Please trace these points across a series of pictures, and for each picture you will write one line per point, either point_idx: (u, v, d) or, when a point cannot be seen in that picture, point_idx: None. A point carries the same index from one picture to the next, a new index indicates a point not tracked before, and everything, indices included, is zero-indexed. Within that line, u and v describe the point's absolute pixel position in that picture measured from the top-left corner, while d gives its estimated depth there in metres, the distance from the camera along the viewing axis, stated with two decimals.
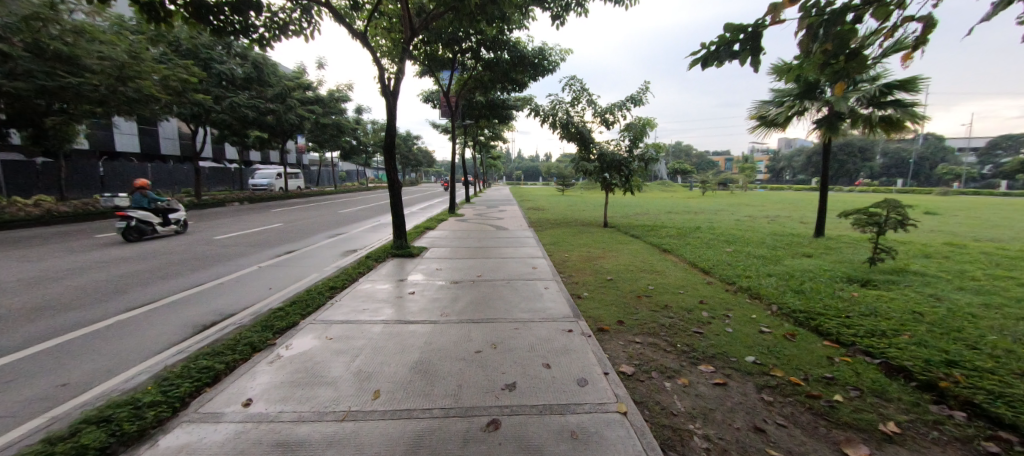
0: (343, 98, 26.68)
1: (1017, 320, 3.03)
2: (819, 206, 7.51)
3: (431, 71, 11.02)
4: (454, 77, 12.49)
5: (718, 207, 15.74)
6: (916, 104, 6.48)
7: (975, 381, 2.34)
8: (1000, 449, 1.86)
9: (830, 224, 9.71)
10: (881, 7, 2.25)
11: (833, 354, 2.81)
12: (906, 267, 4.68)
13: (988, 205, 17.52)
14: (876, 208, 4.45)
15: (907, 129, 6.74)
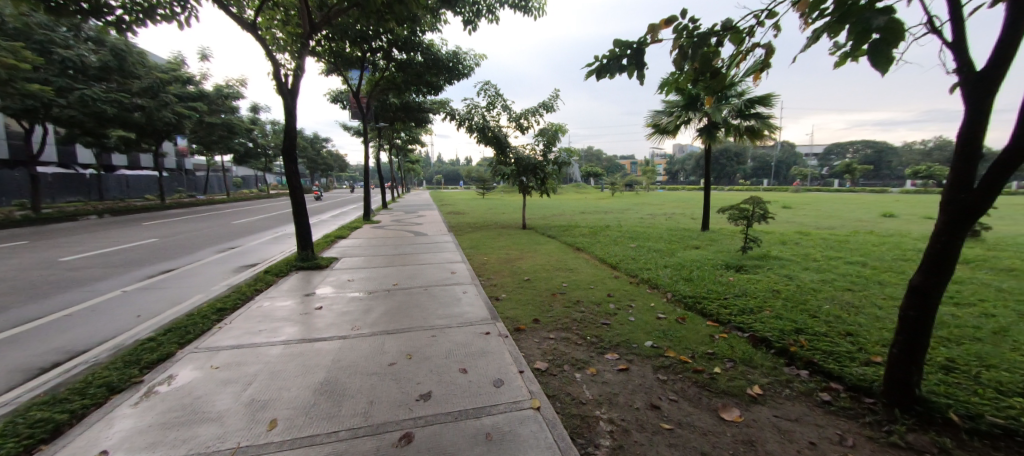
0: (235, 95, 23.95)
1: (842, 292, 3.77)
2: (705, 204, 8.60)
3: (338, 70, 10.38)
4: (365, 77, 11.98)
5: (624, 207, 17.22)
6: (771, 117, 7.72)
7: (813, 342, 2.88)
8: (831, 398, 2.37)
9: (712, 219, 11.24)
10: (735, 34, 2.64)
11: (714, 332, 3.21)
12: (766, 253, 5.60)
13: (819, 199, 21.74)
14: (743, 204, 5.22)
15: (767, 137, 7.98)
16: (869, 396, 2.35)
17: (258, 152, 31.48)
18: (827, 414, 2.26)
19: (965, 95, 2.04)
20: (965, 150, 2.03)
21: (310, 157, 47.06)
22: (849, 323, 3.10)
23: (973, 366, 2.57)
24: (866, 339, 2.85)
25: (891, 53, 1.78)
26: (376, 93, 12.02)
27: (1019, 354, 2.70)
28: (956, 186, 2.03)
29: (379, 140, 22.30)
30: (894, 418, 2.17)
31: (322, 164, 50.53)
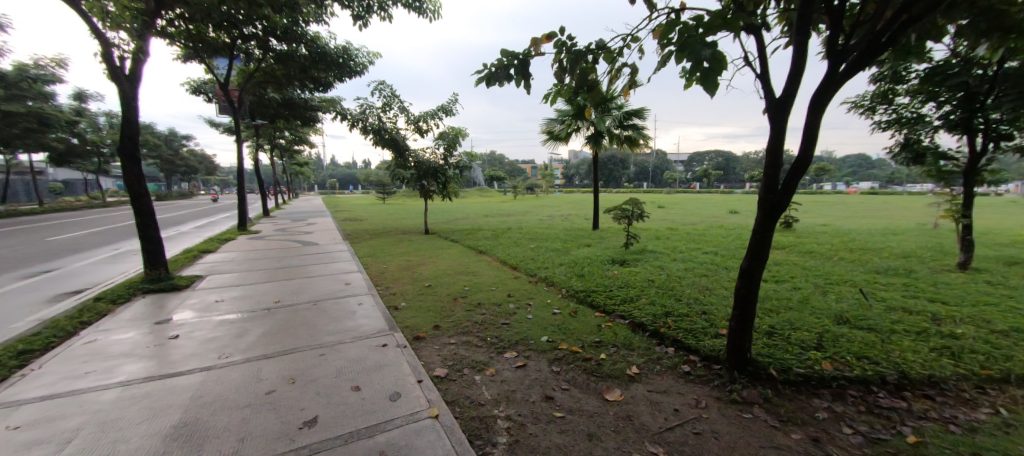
0: (46, 77, 18.90)
1: (698, 277, 4.48)
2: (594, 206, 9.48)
3: (200, 56, 8.97)
4: (236, 68, 10.72)
5: (525, 209, 18.07)
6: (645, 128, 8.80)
7: (677, 322, 3.35)
8: (689, 369, 2.79)
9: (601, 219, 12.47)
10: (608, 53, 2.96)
11: (600, 321, 3.53)
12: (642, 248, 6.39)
13: (680, 199, 25.75)
14: (624, 205, 5.87)
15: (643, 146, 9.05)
16: (718, 363, 2.83)
17: (86, 150, 25.30)
18: (688, 382, 2.67)
19: (770, 114, 2.60)
20: (771, 157, 2.59)
21: (166, 157, 39.53)
22: (703, 303, 3.69)
23: (784, 329, 3.27)
24: (714, 315, 3.43)
25: (715, 79, 2.33)
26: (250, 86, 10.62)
27: (812, 316, 3.54)
28: (767, 185, 2.57)
29: (259, 140, 19.76)
30: (734, 378, 2.65)
31: (184, 165, 42.82)
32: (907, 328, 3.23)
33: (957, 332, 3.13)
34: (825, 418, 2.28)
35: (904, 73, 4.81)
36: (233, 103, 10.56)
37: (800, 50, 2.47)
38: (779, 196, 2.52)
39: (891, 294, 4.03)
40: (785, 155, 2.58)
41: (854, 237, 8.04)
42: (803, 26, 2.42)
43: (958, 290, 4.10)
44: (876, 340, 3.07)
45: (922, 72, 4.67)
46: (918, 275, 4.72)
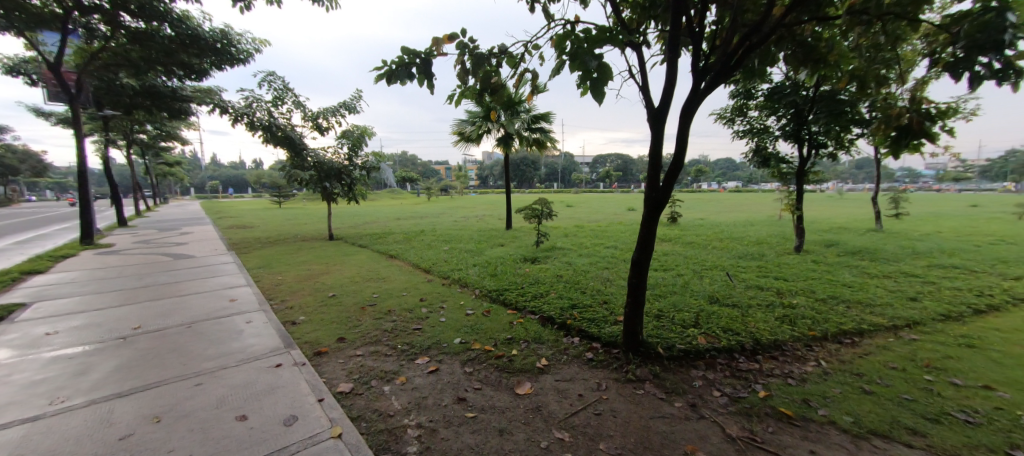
0: None
1: (599, 270, 4.91)
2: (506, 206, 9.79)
3: (14, 27, 7.21)
4: (74, 47, 8.82)
5: (440, 211, 17.86)
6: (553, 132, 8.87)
7: (582, 313, 3.60)
8: (592, 355, 3.01)
9: (514, 219, 12.92)
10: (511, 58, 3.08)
11: (512, 319, 3.63)
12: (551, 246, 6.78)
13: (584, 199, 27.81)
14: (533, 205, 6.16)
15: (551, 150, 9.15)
16: (616, 347, 3.11)
17: None
18: (591, 368, 2.88)
19: (650, 122, 2.93)
20: (653, 160, 2.90)
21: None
22: (604, 293, 4.03)
23: (670, 311, 3.73)
24: (614, 304, 3.76)
25: (602, 88, 2.55)
26: (94, 70, 8.84)
27: (692, 298, 4.08)
28: (651, 184, 2.86)
29: (111, 133, 16.36)
30: (630, 359, 2.93)
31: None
32: (759, 302, 3.92)
33: (793, 302, 3.89)
34: (701, 386, 2.65)
35: (753, 91, 5.88)
36: (68, 88, 8.61)
37: (672, 65, 2.82)
38: (661, 194, 2.84)
39: (748, 274, 4.86)
40: (663, 158, 2.92)
41: (722, 228, 9.54)
42: (673, 44, 2.77)
43: (793, 268, 5.11)
44: (738, 314, 3.65)
45: (765, 91, 5.76)
46: (767, 258, 5.76)
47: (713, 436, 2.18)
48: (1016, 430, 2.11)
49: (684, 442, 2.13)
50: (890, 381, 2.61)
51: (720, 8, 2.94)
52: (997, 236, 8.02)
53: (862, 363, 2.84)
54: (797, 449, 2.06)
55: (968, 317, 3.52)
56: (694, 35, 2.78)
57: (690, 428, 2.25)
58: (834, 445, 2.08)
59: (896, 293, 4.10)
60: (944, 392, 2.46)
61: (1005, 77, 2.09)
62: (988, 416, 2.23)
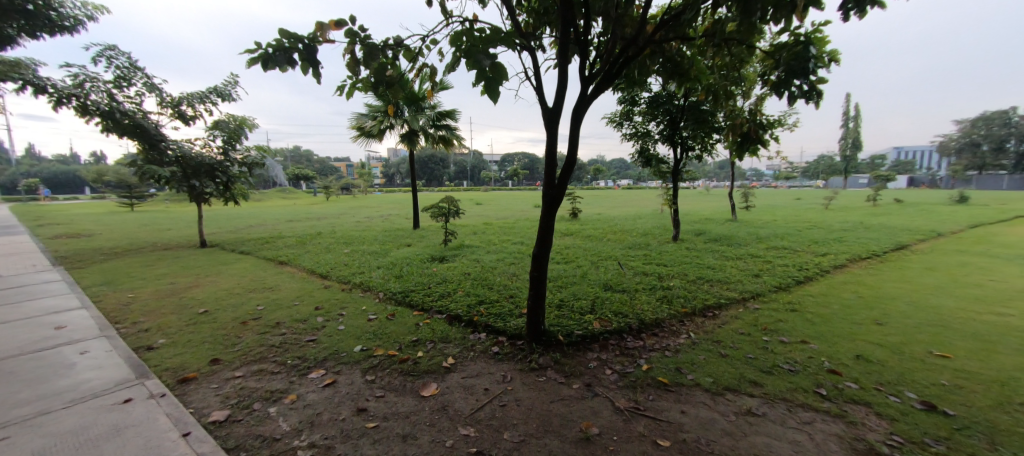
0: None
1: (504, 265, 5.10)
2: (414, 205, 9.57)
3: None
4: None
5: (342, 211, 16.62)
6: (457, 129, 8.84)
7: (488, 309, 3.68)
8: (498, 349, 3.10)
9: (423, 217, 12.66)
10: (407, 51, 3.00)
11: (418, 320, 3.57)
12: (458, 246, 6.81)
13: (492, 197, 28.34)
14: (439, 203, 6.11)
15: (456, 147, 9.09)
16: (520, 338, 3.24)
17: None
18: (497, 361, 2.96)
19: (545, 122, 3.08)
20: (549, 159, 3.07)
21: None
22: (510, 288, 4.19)
23: (569, 300, 4.02)
24: (519, 297, 3.93)
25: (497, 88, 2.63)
26: None
27: (589, 286, 4.45)
28: (548, 182, 3.02)
29: None
30: (533, 349, 3.08)
31: None
32: (643, 285, 4.45)
33: (669, 284, 4.50)
34: (595, 366, 2.90)
35: (637, 98, 6.59)
36: None
37: (562, 70, 3.01)
38: (557, 192, 3.02)
39: (635, 262, 5.48)
40: (558, 157, 3.11)
41: (617, 222, 10.56)
42: (564, 51, 2.95)
43: (670, 255, 5.90)
44: (627, 297, 4.08)
45: (646, 98, 6.51)
46: (651, 247, 6.55)
47: (604, 410, 2.41)
48: (819, 371, 2.74)
49: (581, 420, 2.31)
50: (739, 343, 3.17)
51: (603, 21, 3.21)
52: (810, 222, 10.31)
53: (720, 331, 3.39)
54: (671, 411, 2.39)
55: (790, 286, 4.46)
56: (581, 44, 2.99)
57: (586, 406, 2.45)
58: (698, 403, 2.46)
59: (744, 270, 5.02)
60: (775, 348, 3.08)
61: (809, 96, 2.90)
62: (802, 363, 2.84)
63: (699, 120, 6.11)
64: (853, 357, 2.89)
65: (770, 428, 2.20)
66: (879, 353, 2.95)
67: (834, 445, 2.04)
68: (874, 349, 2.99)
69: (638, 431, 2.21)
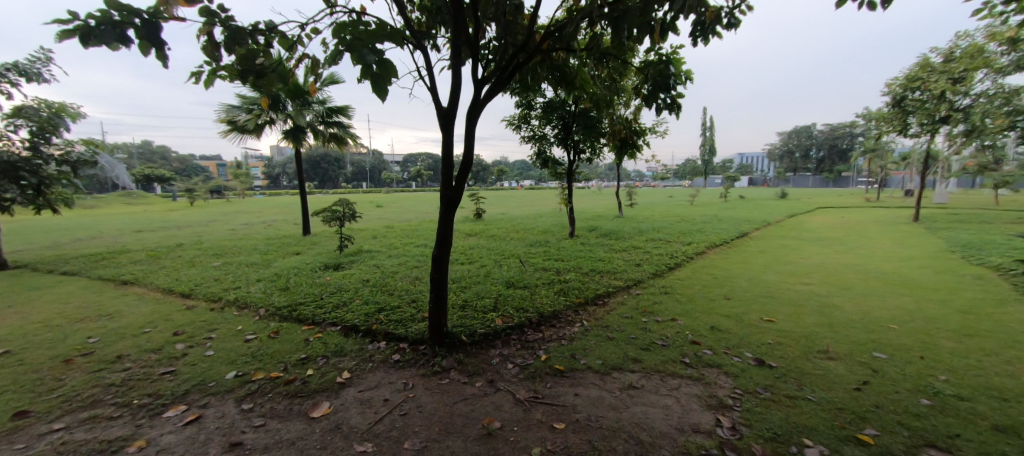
0: None
1: (403, 269, 5.07)
2: (303, 209, 8.78)
3: None
4: None
5: (212, 217, 14.27)
6: (351, 127, 8.26)
7: (388, 316, 3.56)
8: (399, 356, 3.01)
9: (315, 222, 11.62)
10: (282, 38, 2.73)
11: (308, 335, 3.30)
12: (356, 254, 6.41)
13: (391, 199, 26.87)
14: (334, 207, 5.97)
15: (351, 145, 8.49)
16: (422, 343, 3.19)
17: None
18: (397, 369, 2.85)
19: (440, 124, 3.06)
20: (446, 159, 3.05)
21: None
22: (412, 292, 4.15)
23: (473, 299, 4.07)
24: (421, 301, 3.88)
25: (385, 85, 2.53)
26: None
27: (492, 284, 4.58)
28: (445, 182, 3.00)
29: None
30: (436, 352, 3.04)
31: None
32: (543, 280, 4.73)
33: (566, 277, 4.86)
34: (497, 362, 2.98)
35: (532, 102, 7.05)
36: None
37: (455, 71, 3.01)
38: (454, 192, 3.02)
39: (536, 259, 5.80)
40: (455, 159, 3.12)
41: (521, 221, 11.01)
42: (456, 52, 2.95)
43: (568, 250, 6.37)
44: (527, 293, 4.29)
45: (541, 103, 7.00)
46: (552, 244, 6.99)
47: (506, 404, 2.49)
48: (685, 343, 3.21)
49: (484, 416, 2.35)
50: (623, 326, 3.56)
51: (496, 26, 3.29)
52: (680, 216, 12.13)
53: (608, 317, 3.77)
54: (566, 395, 2.57)
55: (664, 272, 5.18)
56: (473, 46, 3.03)
57: (489, 402, 2.51)
58: (589, 384, 2.69)
59: (628, 261, 5.65)
60: (651, 327, 3.53)
61: (673, 108, 3.37)
62: (672, 338, 3.31)
63: (588, 125, 6.71)
64: (708, 328, 3.47)
65: (647, 397, 2.52)
66: (726, 322, 3.59)
67: (694, 404, 2.42)
68: (723, 320, 3.63)
69: (536, 418, 2.33)
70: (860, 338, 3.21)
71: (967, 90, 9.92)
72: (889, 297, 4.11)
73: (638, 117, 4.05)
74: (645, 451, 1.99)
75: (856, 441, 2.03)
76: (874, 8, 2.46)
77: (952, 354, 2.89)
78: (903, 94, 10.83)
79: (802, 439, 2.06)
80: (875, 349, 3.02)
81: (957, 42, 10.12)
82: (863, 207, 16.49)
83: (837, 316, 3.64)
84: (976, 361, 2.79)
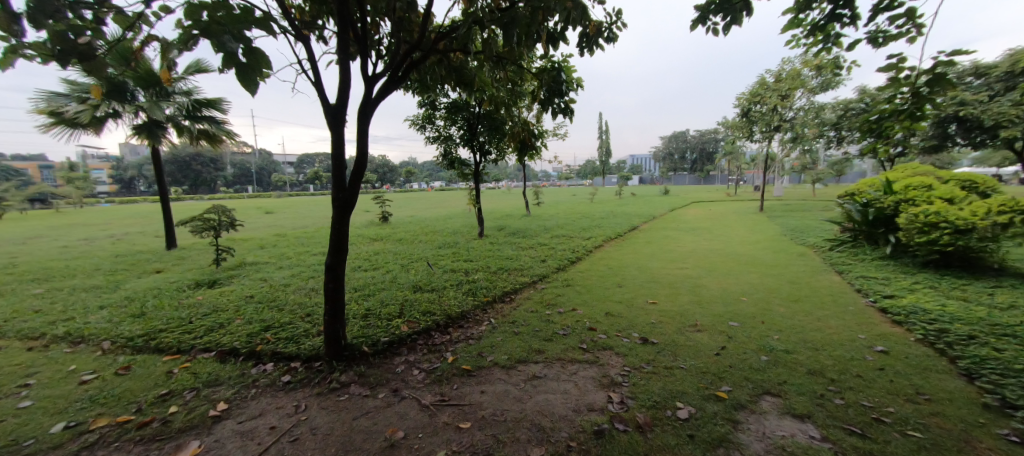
0: None
1: (295, 284, 4.77)
2: (167, 219, 7.51)
3: None
4: None
5: (31, 233, 11.27)
6: (227, 123, 7.20)
7: (276, 334, 3.33)
8: (290, 376, 2.74)
9: (184, 233, 9.95)
10: (119, 18, 2.23)
11: (172, 367, 2.85)
12: (237, 268, 5.66)
13: (281, 205, 23.88)
14: (205, 216, 5.64)
15: (228, 143, 7.39)
16: (318, 360, 2.95)
17: None
18: (287, 392, 2.58)
19: (329, 122, 2.84)
20: (337, 160, 2.86)
21: None
22: (305, 307, 3.97)
23: (377, 308, 3.90)
24: (315, 315, 3.75)
25: (255, 77, 2.02)
26: None
27: (397, 290, 4.46)
28: (337, 184, 2.81)
29: None
30: (333, 368, 2.84)
31: None
32: (450, 282, 4.72)
33: (473, 278, 4.92)
34: (402, 369, 2.89)
35: (436, 102, 7.02)
36: None
37: (344, 65, 2.80)
38: (348, 195, 2.84)
39: (444, 261, 5.76)
40: (348, 160, 2.93)
41: (430, 223, 10.82)
42: (343, 45, 2.76)
43: (477, 251, 6.45)
44: (434, 296, 4.26)
45: (445, 104, 7.02)
46: (461, 245, 7.01)
47: (411, 411, 2.39)
48: (583, 330, 3.48)
49: (386, 427, 2.23)
50: (528, 320, 3.73)
51: (389, 21, 3.16)
52: (582, 213, 13.09)
53: (514, 313, 3.92)
54: (473, 393, 2.57)
55: (566, 266, 5.55)
56: (362, 41, 2.87)
57: (392, 412, 2.38)
58: (496, 379, 2.74)
59: (534, 257, 5.95)
60: (553, 318, 3.75)
61: (566, 112, 3.61)
62: (572, 327, 3.56)
63: (493, 127, 6.95)
64: (603, 314, 3.81)
65: (549, 384, 2.65)
66: (618, 307, 3.98)
67: (590, 385, 2.63)
68: (616, 305, 4.02)
69: (442, 421, 2.28)
70: (720, 311, 3.82)
71: (790, 105, 12.46)
72: (740, 274, 4.98)
73: (537, 120, 4.25)
74: (546, 436, 2.10)
75: (715, 397, 2.41)
76: (717, 34, 3.00)
77: (783, 317, 3.61)
78: (748, 106, 13.16)
79: (676, 402, 2.37)
80: (731, 319, 3.62)
81: (783, 66, 12.65)
82: (726, 200, 19.64)
83: (704, 294, 4.29)
84: (798, 320, 3.52)
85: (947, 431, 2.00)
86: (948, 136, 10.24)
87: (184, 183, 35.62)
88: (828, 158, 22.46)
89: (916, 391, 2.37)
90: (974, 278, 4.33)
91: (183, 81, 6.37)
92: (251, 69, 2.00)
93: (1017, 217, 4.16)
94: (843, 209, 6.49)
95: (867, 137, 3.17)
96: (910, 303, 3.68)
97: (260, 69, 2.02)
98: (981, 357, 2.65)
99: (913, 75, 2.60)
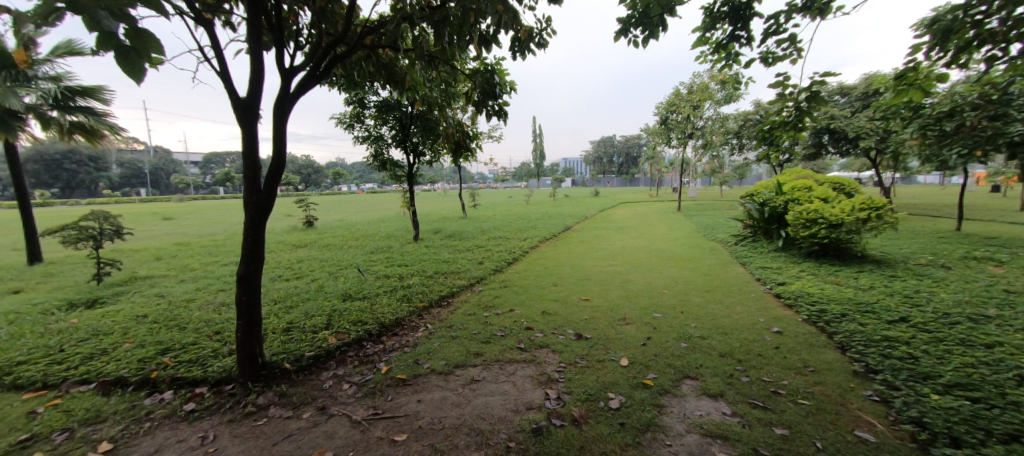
0: None
1: (200, 299, 4.24)
2: (27, 229, 6.23)
3: None
4: None
5: None
6: (110, 116, 6.17)
7: (177, 357, 2.94)
8: (195, 404, 2.43)
9: (51, 245, 8.28)
10: None
11: (36, 405, 2.37)
12: (125, 284, 4.87)
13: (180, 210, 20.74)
14: (80, 223, 4.80)
15: (113, 139, 6.37)
16: (230, 383, 2.66)
17: None
18: (191, 422, 2.27)
19: (239, 118, 2.54)
20: (250, 160, 2.60)
21: None
22: (213, 324, 3.55)
23: (300, 320, 3.62)
24: (227, 332, 3.38)
25: (138, 62, 1.57)
26: None
27: (324, 300, 4.17)
28: (250, 187, 2.54)
29: None
30: (249, 390, 2.58)
31: None
32: (384, 289, 4.53)
33: (408, 283, 4.76)
34: (331, 385, 2.69)
35: (366, 100, 6.75)
36: None
37: (256, 56, 2.51)
38: (263, 199, 2.59)
39: (377, 267, 5.51)
40: (262, 159, 2.65)
41: (361, 228, 10.28)
42: (254, 33, 2.48)
43: (412, 255, 6.26)
44: (366, 304, 4.05)
45: (376, 102, 6.77)
46: (395, 250, 6.76)
47: (341, 429, 2.23)
48: (521, 330, 3.53)
49: (313, 449, 2.05)
50: (466, 324, 3.70)
51: (309, 11, 2.92)
52: (519, 214, 13.31)
53: (451, 317, 3.87)
54: (409, 403, 2.47)
55: (503, 267, 5.60)
56: (277, 30, 2.62)
57: (320, 432, 2.20)
58: (433, 387, 2.66)
59: (471, 260, 5.93)
60: (492, 320, 3.76)
61: (501, 114, 3.65)
62: (510, 327, 3.60)
63: (427, 128, 6.92)
64: (540, 313, 3.90)
65: (488, 387, 2.64)
66: (554, 305, 4.11)
67: (528, 384, 2.67)
68: (551, 304, 4.15)
69: (376, 436, 2.15)
70: (645, 303, 4.12)
71: (701, 115, 13.89)
72: (662, 269, 5.42)
73: (473, 122, 4.25)
74: (486, 440, 2.09)
75: (642, 385, 2.58)
76: (638, 45, 3.24)
77: (698, 306, 4.00)
78: (666, 114, 14.42)
79: (608, 393, 2.49)
80: (655, 310, 3.93)
81: (694, 79, 14.09)
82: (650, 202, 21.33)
83: (631, 289, 4.60)
84: (709, 309, 3.92)
85: (829, 397, 2.35)
86: (823, 145, 12.12)
87: (54, 185, 29.31)
88: (733, 165, 25.41)
89: (803, 365, 2.76)
90: (845, 265, 5.16)
91: (48, 64, 5.35)
92: (136, 52, 1.57)
93: (873, 214, 5.17)
94: (746, 208, 7.35)
95: (761, 144, 3.62)
96: (797, 289, 4.28)
97: (150, 54, 1.58)
98: (850, 331, 3.16)
99: (795, 92, 3.02)
